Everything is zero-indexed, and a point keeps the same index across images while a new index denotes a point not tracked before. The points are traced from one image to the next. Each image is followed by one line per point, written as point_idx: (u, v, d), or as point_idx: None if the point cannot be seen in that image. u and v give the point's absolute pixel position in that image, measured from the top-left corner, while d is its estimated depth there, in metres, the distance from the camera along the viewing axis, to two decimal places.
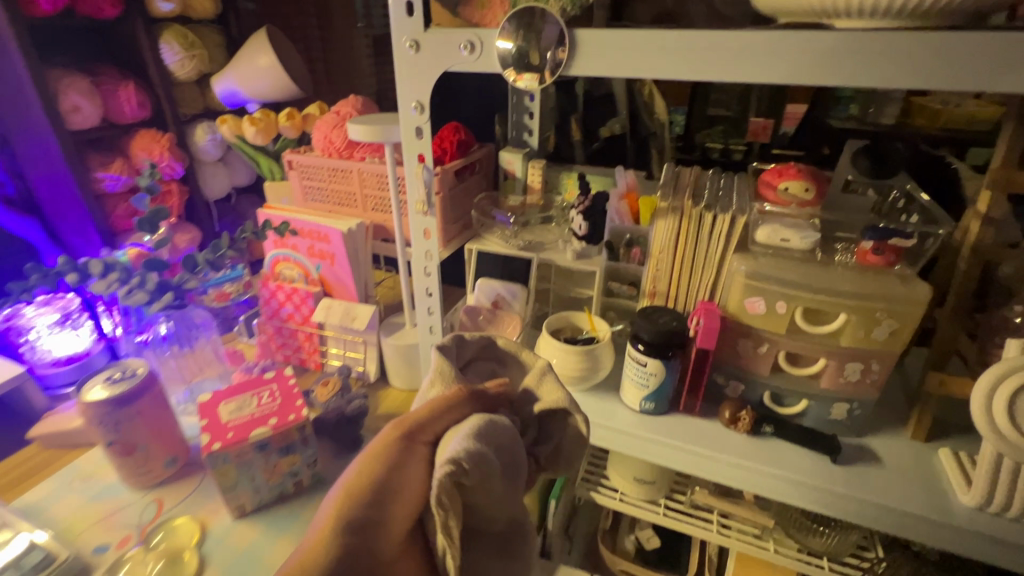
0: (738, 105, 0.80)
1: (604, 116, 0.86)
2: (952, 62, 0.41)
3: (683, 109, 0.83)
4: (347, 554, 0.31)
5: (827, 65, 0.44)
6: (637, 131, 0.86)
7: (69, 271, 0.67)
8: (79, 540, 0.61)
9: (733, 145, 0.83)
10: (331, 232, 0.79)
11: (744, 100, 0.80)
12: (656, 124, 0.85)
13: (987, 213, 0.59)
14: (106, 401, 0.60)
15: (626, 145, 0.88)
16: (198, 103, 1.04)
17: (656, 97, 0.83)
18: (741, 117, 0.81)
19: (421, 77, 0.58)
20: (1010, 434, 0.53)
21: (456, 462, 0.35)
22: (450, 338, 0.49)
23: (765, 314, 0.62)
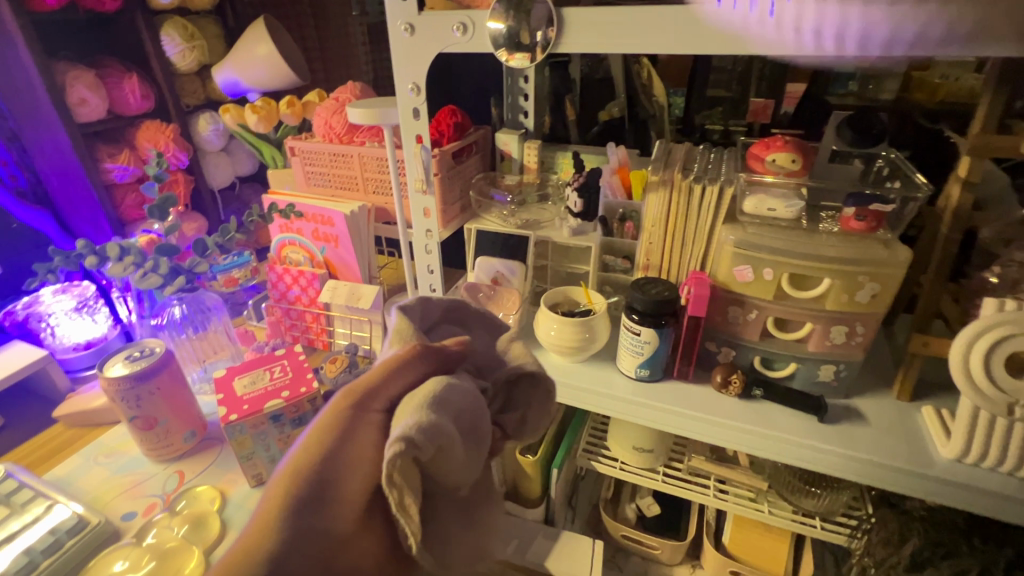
0: (738, 86, 0.83)
1: (604, 99, 0.89)
2: (923, 30, 0.43)
3: (682, 92, 0.87)
4: (291, 536, 0.31)
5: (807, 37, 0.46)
6: (636, 113, 0.88)
7: (89, 255, 0.70)
8: (108, 508, 0.65)
9: (734, 125, 0.86)
10: (334, 215, 0.82)
11: (744, 80, 0.83)
12: (655, 106, 0.85)
13: (967, 177, 0.60)
14: (127, 377, 0.64)
15: (625, 128, 0.90)
16: (200, 93, 1.06)
17: (655, 80, 0.83)
18: (740, 99, 0.84)
19: (416, 59, 0.60)
20: (987, 388, 0.56)
21: (407, 439, 0.33)
22: (414, 298, 0.48)
23: (753, 281, 0.65)
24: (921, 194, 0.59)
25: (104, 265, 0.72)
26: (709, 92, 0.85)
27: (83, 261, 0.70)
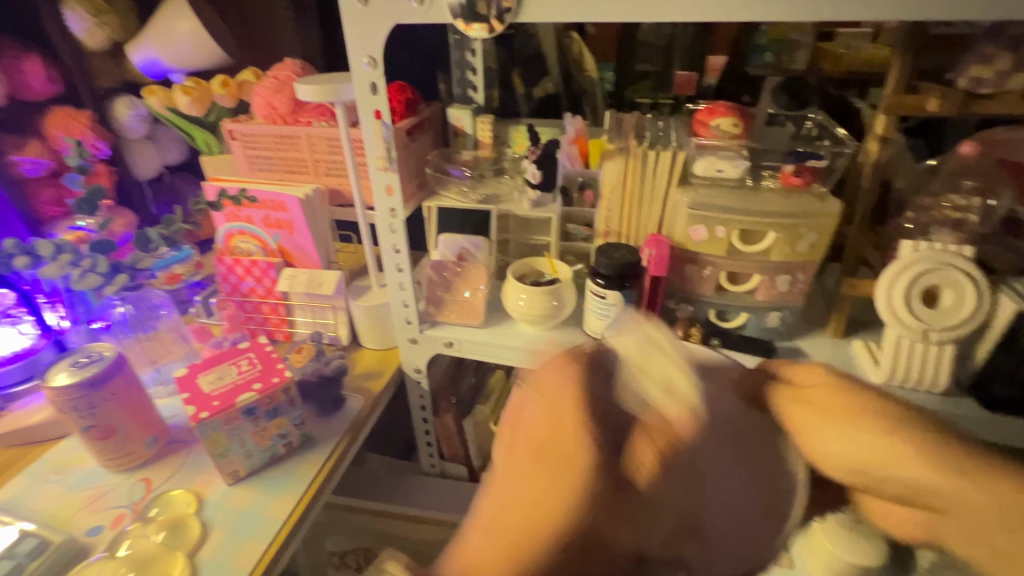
0: (661, 60, 0.88)
1: (537, 75, 0.90)
2: None
3: (611, 66, 0.89)
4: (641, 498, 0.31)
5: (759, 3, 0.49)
6: (571, 89, 0.90)
7: (19, 255, 0.67)
8: (70, 525, 0.61)
9: (661, 99, 0.89)
10: (286, 199, 0.79)
11: (668, 55, 0.87)
12: (587, 81, 0.89)
13: (883, 134, 0.67)
14: (77, 385, 0.59)
15: (560, 103, 0.92)
16: (115, 74, 0.95)
17: (586, 55, 0.86)
18: (666, 72, 0.88)
19: (372, 31, 0.58)
20: (907, 318, 0.63)
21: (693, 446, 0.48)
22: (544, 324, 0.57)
23: (707, 239, 0.70)
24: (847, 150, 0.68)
25: (38, 265, 0.69)
26: (637, 67, 0.88)
27: (13, 262, 0.67)
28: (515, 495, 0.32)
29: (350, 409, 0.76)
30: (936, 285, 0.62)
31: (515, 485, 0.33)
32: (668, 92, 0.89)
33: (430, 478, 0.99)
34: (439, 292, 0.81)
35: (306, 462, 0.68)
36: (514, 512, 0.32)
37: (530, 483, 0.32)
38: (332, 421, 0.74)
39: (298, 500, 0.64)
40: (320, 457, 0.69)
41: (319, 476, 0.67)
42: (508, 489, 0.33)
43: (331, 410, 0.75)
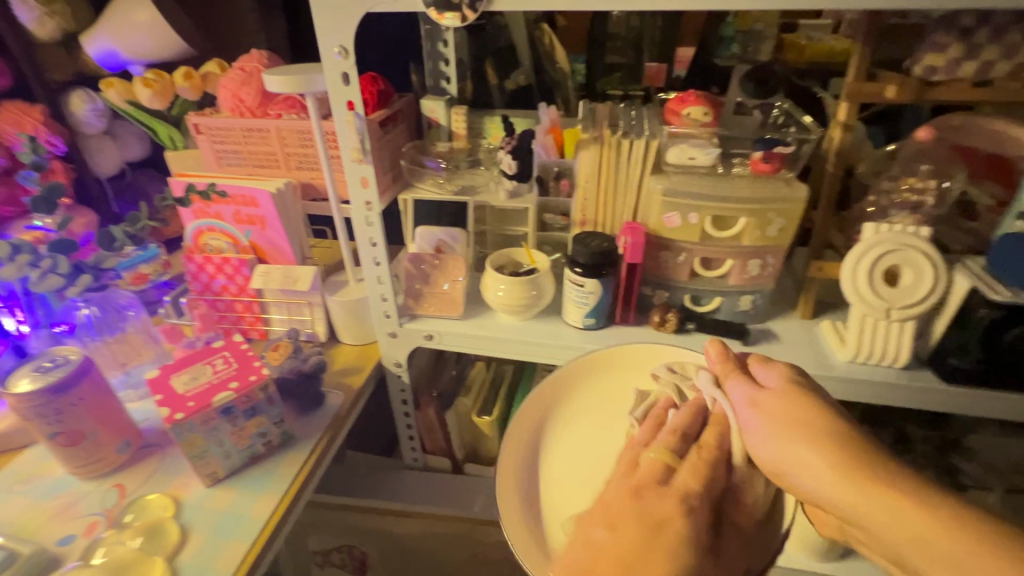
0: (632, 52, 0.89)
1: (509, 68, 0.90)
2: None
3: (583, 58, 0.91)
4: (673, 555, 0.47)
5: None
6: (543, 80, 0.91)
7: None
8: (39, 535, 0.59)
9: (632, 91, 0.89)
10: (257, 194, 0.77)
11: (638, 46, 0.88)
12: (559, 73, 0.90)
13: (845, 121, 0.69)
14: (40, 390, 0.57)
15: (533, 95, 0.92)
16: (68, 67, 0.91)
17: (557, 47, 0.87)
18: (637, 64, 0.89)
19: (342, 19, 0.57)
20: (870, 297, 0.66)
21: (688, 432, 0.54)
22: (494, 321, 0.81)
23: (681, 226, 0.71)
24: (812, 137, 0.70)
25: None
26: (607, 59, 0.89)
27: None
28: (618, 532, 0.48)
29: (331, 406, 0.75)
30: (896, 265, 0.65)
31: (616, 482, 0.52)
32: (639, 83, 0.90)
33: (413, 472, 0.98)
34: (417, 285, 0.80)
35: (287, 460, 0.67)
36: (623, 544, 0.47)
37: (622, 548, 0.47)
38: (312, 418, 0.73)
39: (279, 499, 0.63)
40: (300, 455, 0.68)
41: (300, 474, 0.66)
42: (593, 532, 0.49)
43: (311, 407, 0.74)
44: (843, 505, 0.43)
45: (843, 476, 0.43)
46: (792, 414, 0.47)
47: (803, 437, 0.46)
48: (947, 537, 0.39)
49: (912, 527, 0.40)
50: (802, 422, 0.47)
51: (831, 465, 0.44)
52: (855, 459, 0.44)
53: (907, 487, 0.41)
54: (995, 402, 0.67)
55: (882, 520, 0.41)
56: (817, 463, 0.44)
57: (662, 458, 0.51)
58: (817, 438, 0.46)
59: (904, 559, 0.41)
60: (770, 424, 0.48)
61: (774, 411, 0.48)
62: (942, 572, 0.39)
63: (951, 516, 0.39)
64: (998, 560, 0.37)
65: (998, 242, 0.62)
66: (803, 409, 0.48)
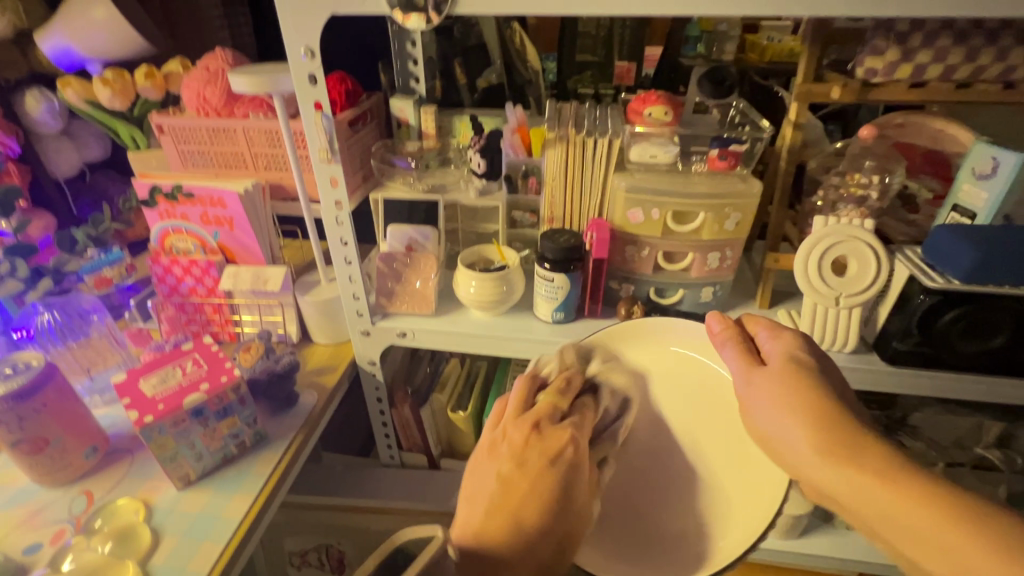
0: (603, 50, 0.91)
1: (481, 65, 0.91)
2: None
3: (553, 57, 0.93)
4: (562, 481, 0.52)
5: None
6: (513, 80, 0.93)
7: None
8: (4, 545, 0.57)
9: (603, 89, 0.93)
10: (225, 194, 0.76)
11: (607, 46, 0.91)
12: (530, 72, 0.92)
13: (795, 120, 0.73)
14: (1, 396, 0.56)
15: (504, 94, 0.94)
16: (21, 66, 0.88)
17: (527, 46, 0.89)
18: (607, 63, 0.92)
19: (307, 20, 0.57)
20: (819, 285, 0.70)
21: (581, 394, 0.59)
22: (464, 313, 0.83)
23: (645, 222, 0.74)
24: (766, 135, 0.73)
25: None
26: (577, 57, 0.92)
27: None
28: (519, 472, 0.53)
29: (304, 406, 0.75)
30: (843, 255, 0.69)
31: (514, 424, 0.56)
32: (611, 81, 0.93)
33: (389, 470, 1.00)
34: (389, 284, 0.81)
35: (260, 460, 0.67)
36: (529, 475, 0.52)
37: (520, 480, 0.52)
38: (286, 418, 0.73)
39: (253, 498, 0.63)
40: (274, 455, 0.68)
41: (274, 473, 0.66)
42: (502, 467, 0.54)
43: (284, 407, 0.74)
44: (823, 483, 0.46)
45: (819, 455, 0.46)
46: (781, 394, 0.51)
47: (787, 416, 0.49)
48: (915, 513, 0.41)
49: (885, 504, 0.43)
50: (793, 403, 0.50)
51: (811, 445, 0.47)
52: (834, 439, 0.47)
53: (880, 466, 0.44)
54: (933, 381, 0.72)
55: (856, 497, 0.44)
56: (798, 441, 0.48)
57: (553, 401, 0.57)
58: (805, 417, 0.48)
59: (877, 530, 0.45)
60: (766, 402, 0.51)
61: (767, 388, 0.52)
62: (911, 541, 0.42)
63: (920, 493, 0.42)
64: (954, 530, 0.40)
65: (933, 233, 0.66)
66: (795, 390, 0.50)
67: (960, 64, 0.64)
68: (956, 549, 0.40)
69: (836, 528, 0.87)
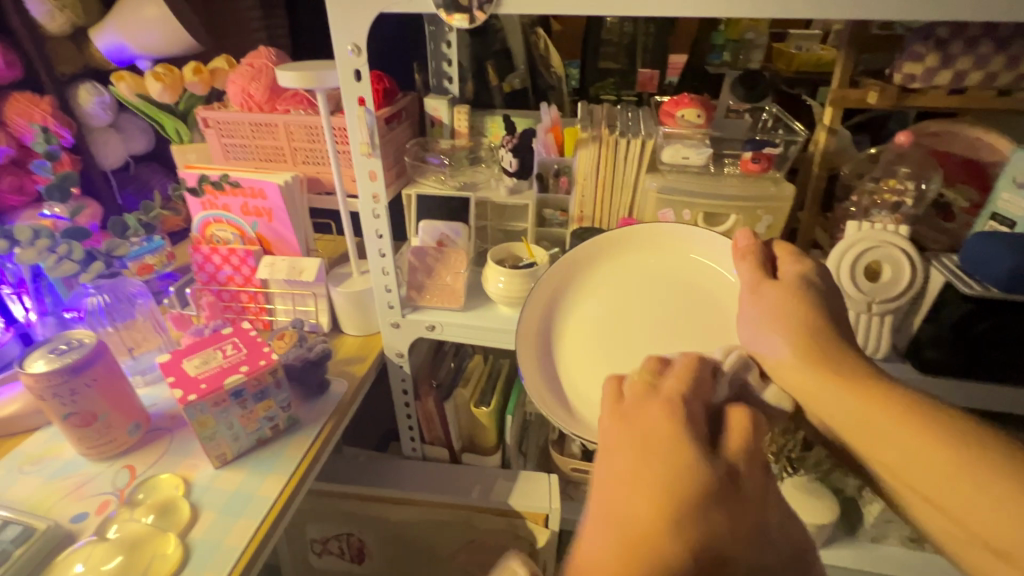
0: (626, 58, 0.93)
1: (505, 70, 0.92)
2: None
3: (576, 63, 0.96)
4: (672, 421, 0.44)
5: (724, 4, 0.53)
6: (537, 84, 0.94)
7: None
8: (53, 512, 0.60)
9: (625, 95, 0.93)
10: (266, 186, 0.79)
11: (631, 53, 0.92)
12: (553, 78, 0.94)
13: (830, 125, 0.73)
14: (57, 370, 0.59)
15: (528, 97, 0.95)
16: (77, 61, 0.92)
17: (552, 52, 0.91)
18: (630, 69, 0.93)
19: (355, 19, 0.60)
20: (854, 292, 0.69)
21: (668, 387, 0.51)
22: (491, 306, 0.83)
23: (675, 222, 0.75)
24: (800, 139, 0.73)
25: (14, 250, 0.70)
26: (600, 63, 0.94)
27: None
28: (619, 453, 0.42)
29: (334, 393, 0.77)
30: (877, 261, 0.68)
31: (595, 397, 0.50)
32: (633, 88, 0.94)
33: (412, 462, 1.01)
34: (420, 277, 0.82)
35: (293, 443, 0.69)
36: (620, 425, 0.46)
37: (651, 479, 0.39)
38: (317, 404, 0.75)
39: (288, 478, 0.65)
40: (307, 438, 0.70)
41: (307, 456, 0.68)
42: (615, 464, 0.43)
43: (316, 394, 0.76)
44: (809, 393, 0.50)
45: (808, 365, 0.50)
46: (785, 304, 0.55)
47: (787, 323, 0.53)
48: (907, 428, 0.45)
49: (872, 418, 0.46)
50: (788, 316, 0.54)
51: (797, 354, 0.51)
52: (823, 355, 0.51)
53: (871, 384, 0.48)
54: (965, 391, 0.71)
55: (846, 412, 0.48)
56: (786, 351, 0.52)
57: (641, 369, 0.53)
58: (799, 332, 0.53)
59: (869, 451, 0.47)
60: (771, 309, 0.56)
61: (774, 298, 0.56)
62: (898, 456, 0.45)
63: (906, 411, 0.45)
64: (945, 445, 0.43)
65: (969, 241, 0.66)
66: (795, 307, 0.54)
67: (1001, 71, 0.64)
68: (937, 464, 0.43)
69: (861, 540, 0.86)
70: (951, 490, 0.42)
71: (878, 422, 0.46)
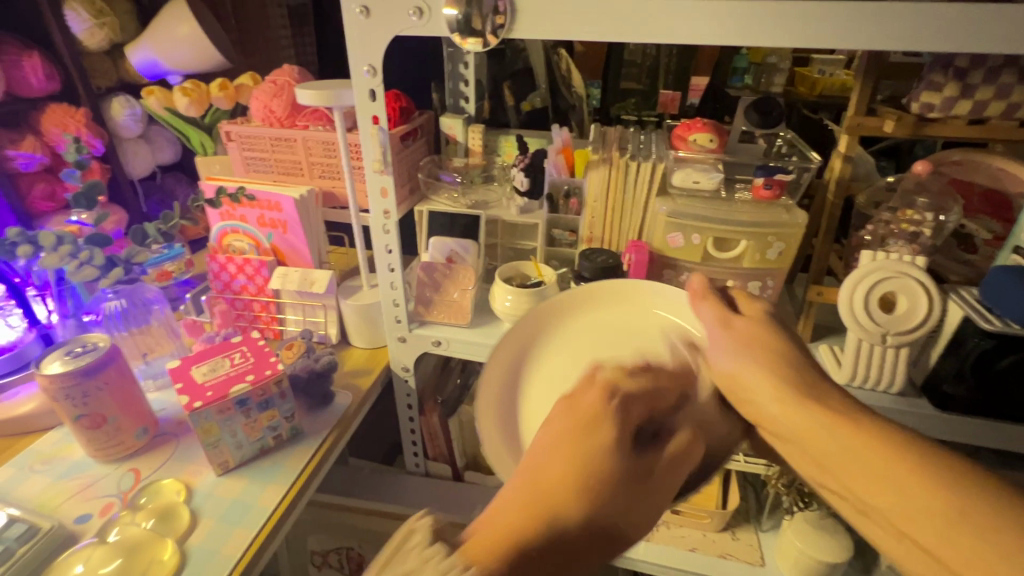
0: (648, 80, 0.94)
1: (526, 90, 0.93)
2: (828, 28, 0.51)
3: (597, 85, 0.95)
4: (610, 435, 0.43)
5: (736, 32, 0.53)
6: (557, 104, 0.95)
7: (23, 243, 0.70)
8: (59, 512, 0.61)
9: (646, 115, 0.92)
10: (282, 199, 0.81)
11: (653, 76, 0.94)
12: (574, 97, 0.94)
13: (845, 153, 0.72)
14: (72, 372, 0.61)
15: (548, 117, 0.96)
16: (112, 75, 0.97)
17: (574, 71, 0.92)
18: (650, 92, 0.95)
19: (372, 40, 0.61)
20: (867, 324, 0.67)
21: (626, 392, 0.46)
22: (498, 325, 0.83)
23: (684, 246, 0.74)
24: (813, 165, 0.73)
25: (39, 255, 0.72)
26: (622, 84, 0.95)
27: (17, 251, 0.70)
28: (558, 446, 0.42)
29: (339, 405, 0.78)
30: (891, 292, 0.67)
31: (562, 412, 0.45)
32: (654, 109, 0.94)
33: (414, 478, 1.00)
34: (428, 293, 0.83)
35: (295, 454, 0.70)
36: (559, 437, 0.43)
37: (564, 449, 0.41)
38: (320, 416, 0.76)
39: (285, 491, 0.65)
40: (308, 449, 0.71)
41: (307, 467, 0.68)
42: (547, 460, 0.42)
43: (320, 405, 0.76)
44: (790, 424, 0.47)
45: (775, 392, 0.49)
46: (755, 341, 0.54)
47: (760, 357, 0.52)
48: (892, 464, 0.41)
49: (840, 443, 0.44)
50: (754, 340, 0.54)
51: (780, 392, 0.49)
52: (804, 387, 0.49)
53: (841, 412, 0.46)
54: (985, 431, 0.68)
55: (816, 436, 0.45)
56: (759, 378, 0.50)
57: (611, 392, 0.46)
58: (770, 357, 0.52)
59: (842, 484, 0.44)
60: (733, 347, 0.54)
61: (742, 336, 0.55)
62: (870, 486, 0.42)
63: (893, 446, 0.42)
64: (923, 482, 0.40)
65: (990, 275, 0.63)
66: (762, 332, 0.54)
67: None
68: (907, 488, 0.40)
69: None
70: (924, 520, 0.39)
71: (851, 455, 0.43)
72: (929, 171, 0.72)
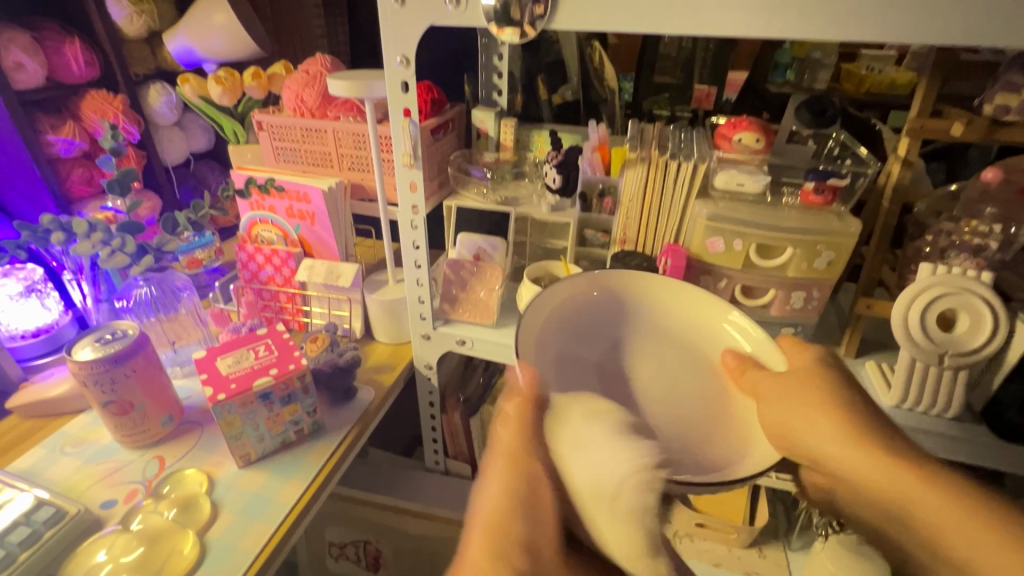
0: (683, 73, 0.90)
1: (558, 82, 0.90)
2: (903, 23, 0.46)
3: (631, 77, 0.91)
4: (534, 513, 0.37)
5: (796, 23, 0.48)
6: (589, 97, 0.91)
7: (57, 231, 0.71)
8: (86, 496, 0.62)
9: (680, 110, 0.91)
10: (310, 190, 0.80)
11: (688, 68, 0.89)
12: (606, 90, 0.88)
13: (905, 157, 0.67)
14: (100, 360, 0.61)
15: (579, 110, 0.92)
16: (150, 62, 0.98)
17: (606, 64, 0.86)
18: (686, 84, 0.90)
19: (404, 31, 0.59)
20: (923, 343, 0.63)
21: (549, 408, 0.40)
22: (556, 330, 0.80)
23: (725, 252, 0.70)
24: (870, 170, 0.67)
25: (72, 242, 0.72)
26: (656, 78, 0.91)
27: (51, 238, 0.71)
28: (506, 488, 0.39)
29: (362, 400, 0.77)
30: (952, 310, 0.61)
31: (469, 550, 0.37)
32: (688, 104, 0.91)
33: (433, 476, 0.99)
34: (454, 290, 0.81)
35: (316, 449, 0.69)
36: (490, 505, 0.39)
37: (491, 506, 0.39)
38: (343, 411, 0.75)
39: (307, 485, 0.65)
40: (330, 445, 0.70)
41: (326, 465, 0.67)
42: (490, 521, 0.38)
43: (342, 400, 0.76)
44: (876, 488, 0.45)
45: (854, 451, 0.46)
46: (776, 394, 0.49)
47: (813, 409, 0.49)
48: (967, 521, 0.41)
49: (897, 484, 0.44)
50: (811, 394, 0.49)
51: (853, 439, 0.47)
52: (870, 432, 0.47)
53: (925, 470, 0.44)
54: None
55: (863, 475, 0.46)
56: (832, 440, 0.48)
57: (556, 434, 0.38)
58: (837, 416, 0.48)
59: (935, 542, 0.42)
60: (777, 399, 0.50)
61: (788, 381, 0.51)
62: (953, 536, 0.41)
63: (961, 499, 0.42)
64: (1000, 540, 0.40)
65: None
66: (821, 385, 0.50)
67: None
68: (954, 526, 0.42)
69: None
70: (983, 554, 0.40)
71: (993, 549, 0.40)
72: (998, 179, 0.66)
